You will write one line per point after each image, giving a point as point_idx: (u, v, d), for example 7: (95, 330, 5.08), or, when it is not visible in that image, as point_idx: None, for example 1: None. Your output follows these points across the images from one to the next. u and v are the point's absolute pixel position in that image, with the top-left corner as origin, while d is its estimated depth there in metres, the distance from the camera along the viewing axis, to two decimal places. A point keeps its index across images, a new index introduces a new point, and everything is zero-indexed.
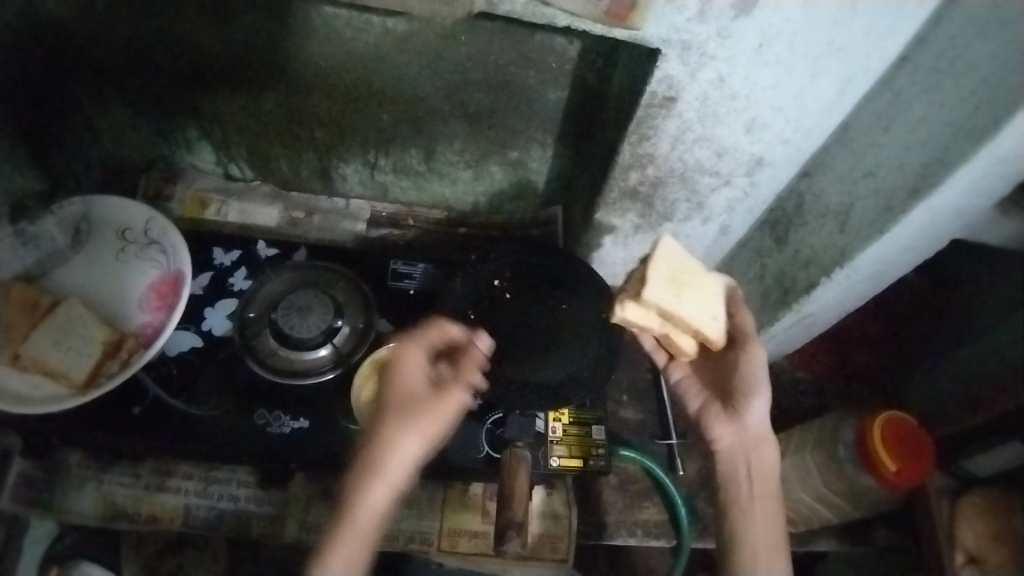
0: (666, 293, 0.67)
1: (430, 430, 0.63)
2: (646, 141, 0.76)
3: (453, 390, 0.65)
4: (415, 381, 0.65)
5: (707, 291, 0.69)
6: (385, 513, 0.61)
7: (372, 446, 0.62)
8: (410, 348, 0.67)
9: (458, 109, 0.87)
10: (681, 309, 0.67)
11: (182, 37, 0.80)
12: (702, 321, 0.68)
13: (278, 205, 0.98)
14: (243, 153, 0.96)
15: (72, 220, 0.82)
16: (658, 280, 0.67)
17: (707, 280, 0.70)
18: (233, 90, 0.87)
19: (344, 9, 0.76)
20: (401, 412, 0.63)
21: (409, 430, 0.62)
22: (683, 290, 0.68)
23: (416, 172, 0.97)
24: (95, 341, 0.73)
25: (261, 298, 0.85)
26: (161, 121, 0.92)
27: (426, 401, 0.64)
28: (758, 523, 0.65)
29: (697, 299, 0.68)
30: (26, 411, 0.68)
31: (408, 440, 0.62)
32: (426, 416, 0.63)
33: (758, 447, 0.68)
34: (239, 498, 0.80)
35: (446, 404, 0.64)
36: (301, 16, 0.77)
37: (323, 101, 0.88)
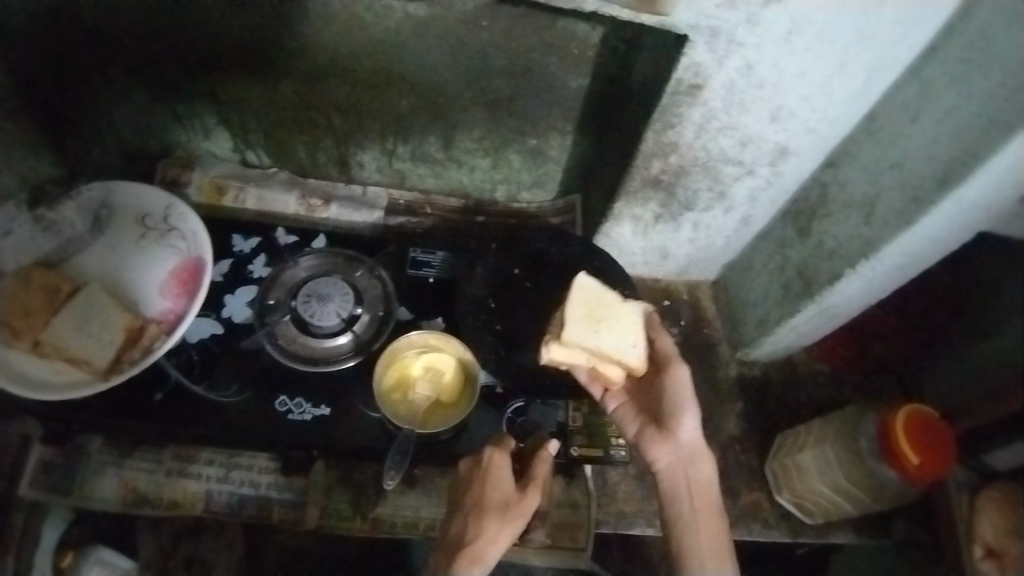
0: (583, 330, 0.69)
1: (517, 530, 0.68)
2: (670, 129, 0.75)
3: (531, 492, 0.70)
4: (505, 482, 0.70)
5: (624, 322, 0.70)
6: None
7: (470, 542, 0.66)
8: (496, 450, 0.72)
9: (477, 96, 0.87)
10: (600, 342, 0.68)
11: (201, 23, 0.80)
12: (621, 351, 0.69)
13: (296, 192, 0.97)
14: (261, 140, 0.96)
15: (90, 206, 0.81)
16: (574, 318, 0.69)
17: (626, 313, 0.71)
18: (251, 77, 0.87)
19: None
20: (493, 512, 0.68)
21: (502, 526, 0.67)
22: (601, 324, 0.70)
23: (434, 160, 0.96)
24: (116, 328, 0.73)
25: (281, 286, 0.84)
26: (179, 107, 0.92)
27: (515, 504, 0.69)
28: (703, 537, 0.66)
29: (614, 331, 0.70)
30: (49, 397, 0.68)
31: (501, 535, 0.66)
32: (516, 517, 0.68)
33: (693, 463, 0.68)
34: (260, 484, 0.80)
35: (533, 507, 0.69)
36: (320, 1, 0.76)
37: (341, 88, 0.87)
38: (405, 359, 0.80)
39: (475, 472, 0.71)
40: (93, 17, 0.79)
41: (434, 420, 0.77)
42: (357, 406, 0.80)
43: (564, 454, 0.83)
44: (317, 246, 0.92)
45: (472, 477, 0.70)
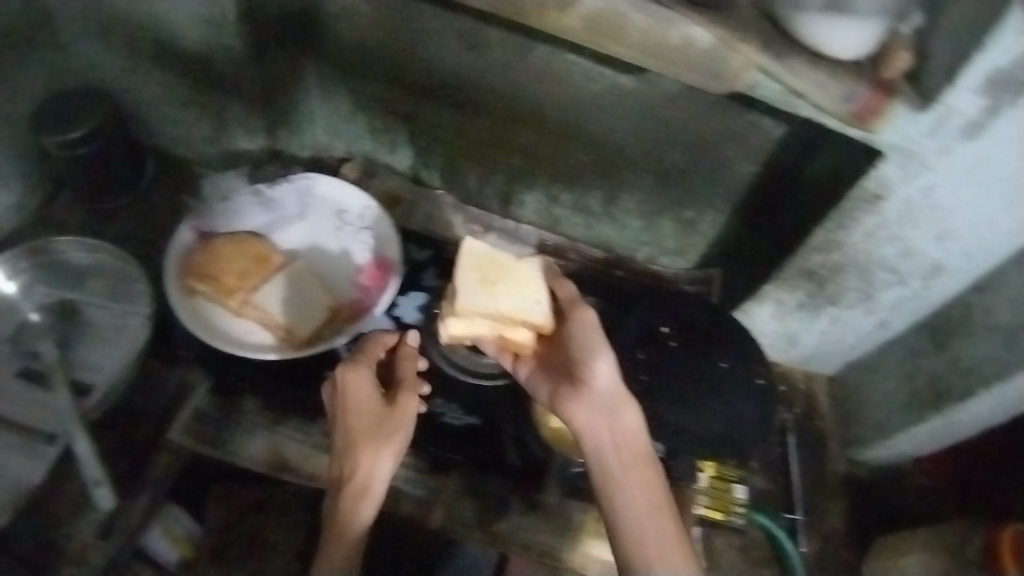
0: (477, 298, 0.77)
1: (401, 438, 0.72)
2: (842, 230, 0.83)
3: (405, 397, 0.74)
4: (370, 400, 0.73)
5: (519, 281, 0.79)
6: (360, 506, 0.69)
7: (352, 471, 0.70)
8: (351, 371, 0.74)
9: (652, 164, 0.94)
10: (498, 304, 0.77)
11: (432, 56, 0.90)
12: (524, 308, 0.77)
13: (460, 216, 1.04)
14: (438, 164, 1.04)
15: (300, 190, 0.87)
16: (467, 288, 0.78)
17: (518, 272, 0.80)
18: (454, 110, 0.96)
19: (589, 60, 0.84)
20: (367, 435, 0.71)
21: (372, 441, 0.71)
22: (496, 286, 0.78)
23: (593, 213, 1.02)
24: (318, 304, 0.81)
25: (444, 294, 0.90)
26: (377, 120, 1.01)
27: (388, 419, 0.72)
28: (633, 489, 0.67)
29: (510, 292, 0.78)
30: (253, 358, 0.77)
31: (373, 450, 0.71)
32: (393, 432, 0.72)
33: (618, 414, 0.70)
34: (397, 476, 0.86)
35: (404, 412, 0.73)
36: (545, 57, 0.85)
37: (532, 136, 0.95)
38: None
39: (335, 398, 0.74)
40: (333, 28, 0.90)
41: None
42: (505, 425, 0.83)
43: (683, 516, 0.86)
44: None
45: (335, 405, 0.73)
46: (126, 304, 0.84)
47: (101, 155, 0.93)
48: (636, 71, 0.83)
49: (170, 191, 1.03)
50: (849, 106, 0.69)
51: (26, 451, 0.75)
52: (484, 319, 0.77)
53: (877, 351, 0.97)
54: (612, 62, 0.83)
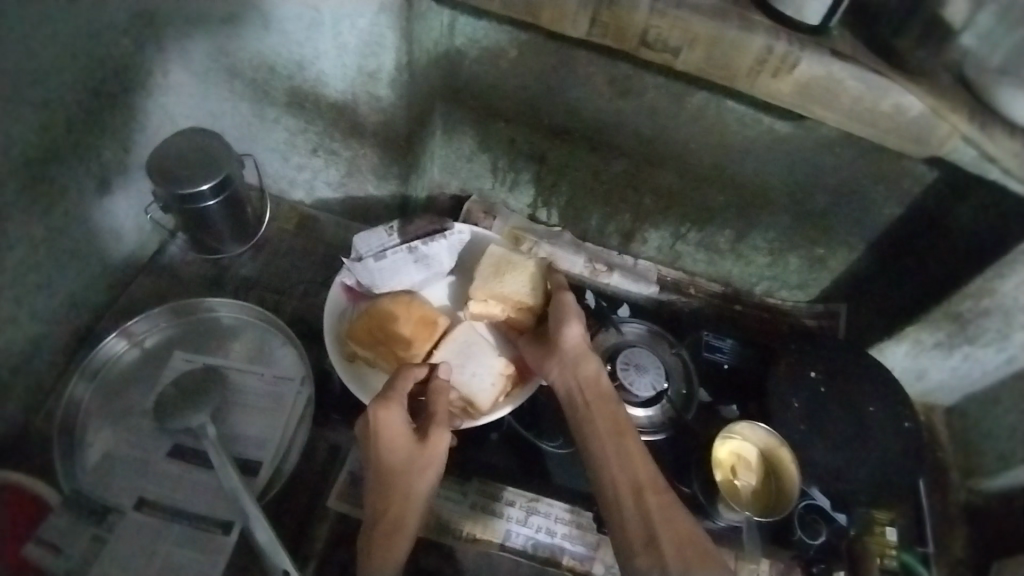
0: (488, 282, 0.80)
1: (434, 474, 0.67)
2: (999, 278, 0.80)
3: (437, 432, 0.69)
4: (402, 436, 0.68)
5: (528, 272, 0.81)
6: (394, 531, 0.64)
7: (386, 508, 0.65)
8: (382, 406, 0.68)
9: (791, 207, 0.93)
10: (502, 288, 0.80)
11: (570, 97, 0.86)
12: (521, 292, 0.79)
13: (582, 256, 1.04)
14: (559, 202, 1.02)
15: (457, 246, 0.85)
16: (480, 277, 0.81)
17: (529, 265, 0.82)
18: (591, 151, 0.93)
19: (746, 106, 0.81)
20: (399, 470, 0.66)
21: (405, 471, 0.66)
22: (505, 276, 0.81)
23: (718, 250, 1.02)
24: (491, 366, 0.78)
25: (598, 345, 0.90)
26: (501, 160, 0.99)
27: (420, 453, 0.67)
28: (597, 424, 0.70)
29: (517, 278, 0.80)
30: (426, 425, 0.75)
31: (403, 478, 0.66)
32: (425, 468, 0.67)
33: (579, 364, 0.74)
34: (556, 532, 0.84)
35: (436, 446, 0.68)
36: (700, 102, 0.82)
37: (670, 176, 0.93)
38: (781, 455, 0.82)
39: (367, 436, 0.68)
40: (471, 66, 0.86)
41: (767, 504, 0.81)
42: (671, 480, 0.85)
43: (839, 566, 0.84)
44: (624, 313, 1.00)
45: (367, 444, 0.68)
46: (276, 368, 0.82)
47: (223, 207, 0.89)
48: (797, 118, 0.80)
49: (286, 236, 0.99)
50: None
51: (197, 538, 0.70)
52: (492, 301, 0.80)
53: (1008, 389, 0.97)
54: (774, 110, 0.79)
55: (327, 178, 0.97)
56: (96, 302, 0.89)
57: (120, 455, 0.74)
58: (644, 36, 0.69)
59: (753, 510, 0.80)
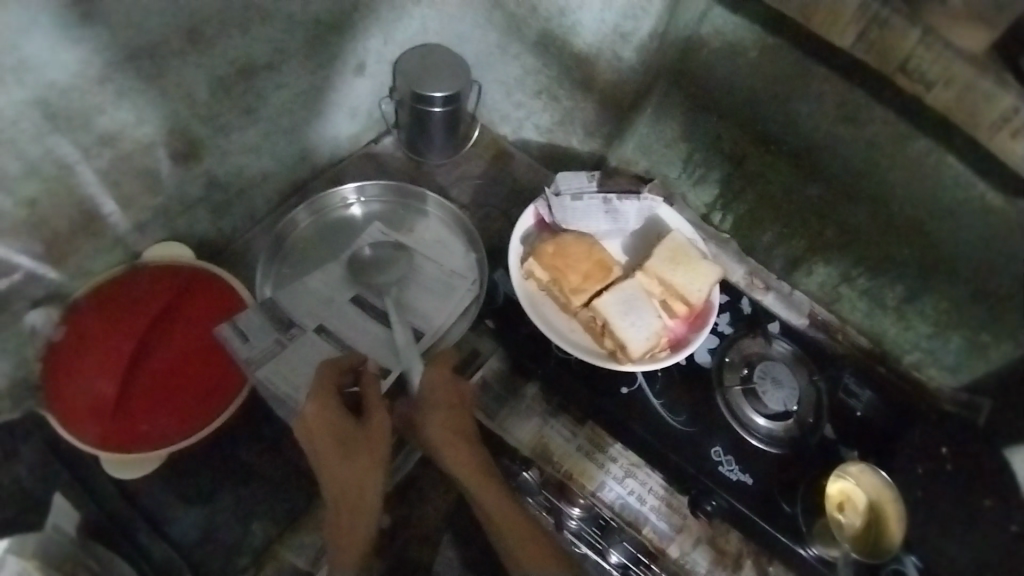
0: (663, 264, 0.85)
1: (374, 449, 0.72)
2: None
3: (372, 412, 0.74)
4: (340, 420, 0.73)
5: (699, 274, 0.85)
6: (351, 513, 0.69)
7: (336, 498, 0.70)
8: (314, 400, 0.74)
9: (967, 290, 0.85)
10: (672, 277, 0.85)
11: (789, 113, 0.91)
12: (687, 289, 0.84)
13: (742, 269, 1.09)
14: (737, 211, 1.07)
15: (646, 212, 0.92)
16: (658, 257, 0.86)
17: (704, 266, 0.86)
18: (789, 167, 0.96)
19: (960, 163, 0.77)
20: (333, 453, 0.71)
21: (343, 455, 0.71)
22: (679, 266, 0.85)
23: (881, 305, 1.00)
24: (653, 329, 0.81)
25: (738, 348, 0.92)
26: (697, 154, 1.04)
27: (358, 432, 0.73)
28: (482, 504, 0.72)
29: (689, 274, 0.85)
30: (573, 352, 0.82)
31: (346, 461, 0.71)
32: (362, 445, 0.72)
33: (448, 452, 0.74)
34: (646, 502, 0.87)
35: (374, 425, 0.73)
36: (917, 148, 0.82)
37: (860, 215, 0.93)
38: (888, 510, 0.78)
39: (306, 433, 0.73)
40: (705, 57, 0.92)
41: (867, 549, 0.77)
42: (777, 496, 0.85)
43: None
44: (772, 330, 0.95)
45: (306, 439, 0.73)
46: (452, 264, 0.92)
47: (445, 117, 0.97)
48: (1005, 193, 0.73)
49: (481, 160, 1.09)
50: None
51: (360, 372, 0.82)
52: (662, 286, 0.85)
53: None
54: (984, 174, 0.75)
55: (540, 120, 1.09)
56: (320, 162, 1.01)
57: (310, 290, 0.88)
58: (904, 62, 0.75)
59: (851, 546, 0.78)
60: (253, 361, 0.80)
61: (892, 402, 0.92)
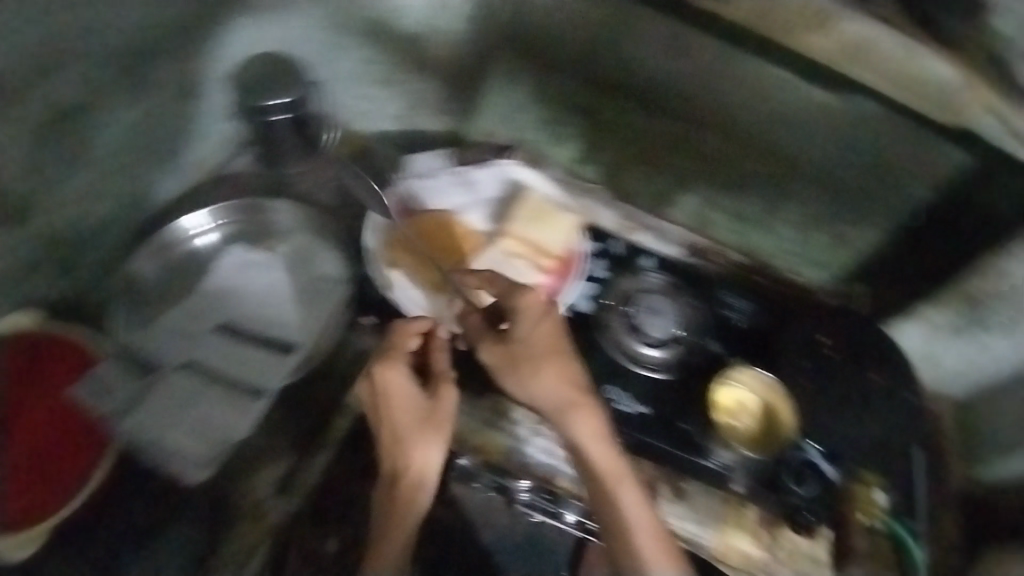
0: (523, 226, 0.99)
1: (445, 428, 0.82)
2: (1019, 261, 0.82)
3: (443, 389, 0.84)
4: (412, 397, 0.83)
5: (557, 226, 0.99)
6: (421, 482, 0.80)
7: (405, 472, 0.80)
8: (384, 367, 0.84)
9: (824, 184, 0.97)
10: (532, 233, 0.98)
11: (621, 56, 0.92)
12: (547, 242, 0.98)
13: (614, 212, 1.02)
14: (601, 159, 1.08)
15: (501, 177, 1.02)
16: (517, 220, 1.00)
17: (560, 219, 1.00)
18: (635, 108, 0.98)
19: (787, 73, 0.83)
20: (411, 429, 0.81)
21: (428, 438, 0.81)
22: (536, 222, 0.98)
23: (747, 220, 1.06)
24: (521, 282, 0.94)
25: (616, 289, 0.95)
26: (551, 113, 1.05)
27: (429, 412, 0.82)
28: (591, 447, 0.78)
29: (547, 229, 0.98)
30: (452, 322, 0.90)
31: (428, 445, 0.81)
32: (434, 424, 0.82)
33: (574, 416, 0.79)
34: (556, 454, 0.89)
35: (443, 403, 0.83)
36: (745, 68, 0.86)
37: (710, 141, 0.97)
38: (780, 410, 0.88)
39: (376, 406, 0.84)
40: (534, 17, 0.93)
41: (756, 444, 0.88)
42: (675, 419, 0.89)
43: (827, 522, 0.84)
44: (646, 264, 0.98)
45: (376, 408, 0.84)
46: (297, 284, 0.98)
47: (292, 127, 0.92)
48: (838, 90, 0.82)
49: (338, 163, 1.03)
50: None
51: (235, 401, 0.91)
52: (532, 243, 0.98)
53: None
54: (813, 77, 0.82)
55: (389, 109, 1.05)
56: (163, 197, 0.96)
57: (170, 325, 0.93)
58: None
59: (745, 447, 0.88)
60: (119, 411, 0.85)
61: (769, 305, 0.96)
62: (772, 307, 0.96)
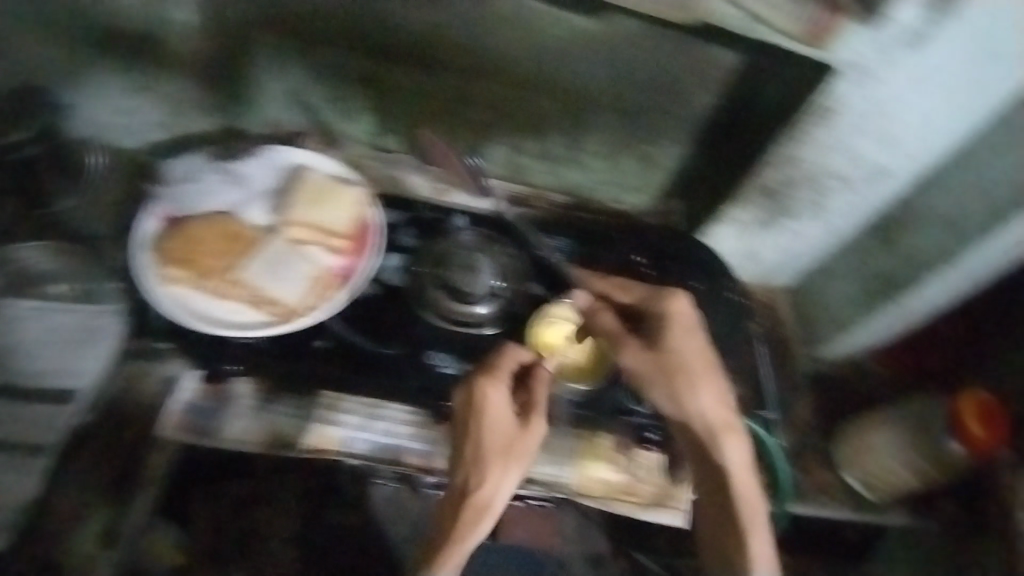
0: (302, 209, 0.83)
1: (524, 458, 0.78)
2: (797, 142, 0.89)
3: (535, 422, 0.80)
4: (506, 420, 0.79)
5: (341, 201, 0.84)
6: (488, 511, 0.77)
7: (461, 512, 0.77)
8: (490, 386, 0.79)
9: (616, 107, 0.95)
10: (313, 216, 0.83)
11: (378, 17, 0.86)
12: (333, 223, 0.83)
13: (423, 174, 1.04)
14: (396, 126, 1.02)
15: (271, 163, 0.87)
16: (296, 203, 0.84)
17: (344, 192, 0.85)
18: (411, 69, 0.93)
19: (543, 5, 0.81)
20: (496, 453, 0.78)
21: (507, 467, 0.77)
22: (318, 204, 0.83)
23: (555, 158, 1.04)
24: (307, 275, 0.81)
25: (428, 254, 0.90)
26: (330, 89, 0.98)
27: (516, 440, 0.79)
28: (731, 453, 0.75)
29: (331, 207, 0.83)
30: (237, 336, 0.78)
31: (492, 473, 0.77)
32: (521, 447, 0.79)
33: (718, 435, 0.75)
34: (399, 433, 0.89)
35: (535, 434, 0.79)
36: (504, 8, 0.82)
37: (494, 87, 0.94)
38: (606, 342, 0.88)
39: (468, 413, 0.79)
40: None
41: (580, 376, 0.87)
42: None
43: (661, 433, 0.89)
44: (460, 224, 0.93)
45: (467, 416, 0.78)
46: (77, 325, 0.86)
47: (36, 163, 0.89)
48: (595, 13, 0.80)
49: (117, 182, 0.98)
50: (803, 24, 0.71)
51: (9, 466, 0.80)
52: (306, 227, 0.82)
53: (831, 256, 1.07)
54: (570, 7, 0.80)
55: (153, 117, 1.01)
56: None
57: None
58: None
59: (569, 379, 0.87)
60: None
61: (582, 238, 0.98)
62: (588, 239, 0.98)
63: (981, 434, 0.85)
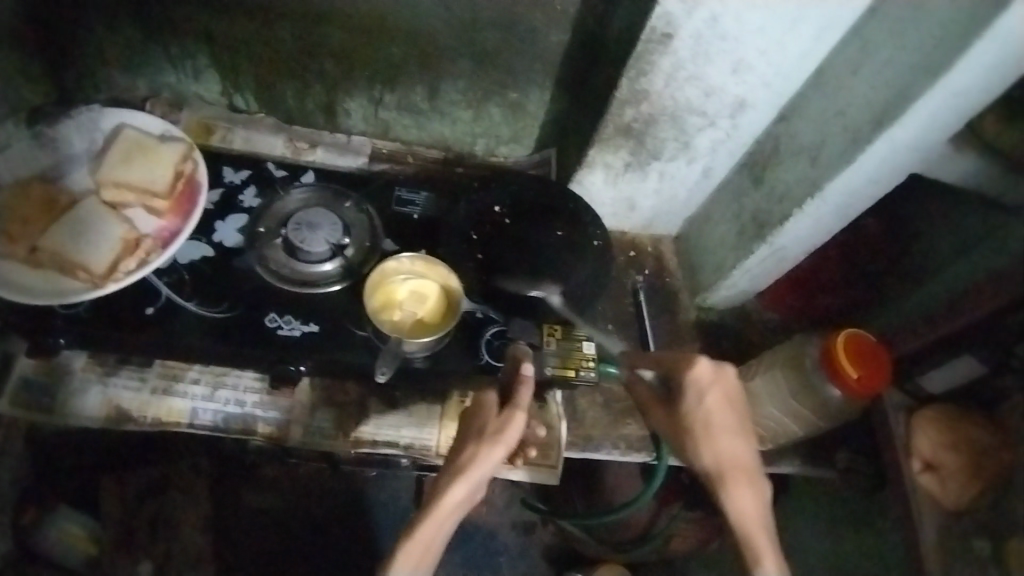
0: (115, 169, 0.80)
1: (509, 441, 0.65)
2: (643, 76, 0.82)
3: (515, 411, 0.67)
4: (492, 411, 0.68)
5: (156, 158, 0.80)
6: (459, 491, 0.63)
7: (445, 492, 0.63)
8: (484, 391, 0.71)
9: (467, 49, 0.91)
10: (125, 174, 0.79)
11: None
12: (145, 180, 0.79)
13: (282, 136, 0.99)
14: (248, 84, 0.98)
15: (89, 126, 0.84)
16: (108, 163, 0.80)
17: (162, 150, 0.82)
18: (246, 19, 0.88)
19: None
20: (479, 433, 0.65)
21: (485, 444, 0.64)
22: (131, 162, 0.80)
23: (419, 110, 1.00)
24: (115, 236, 0.76)
25: (271, 213, 0.87)
26: (172, 48, 0.94)
27: (500, 422, 0.66)
28: (737, 493, 0.68)
29: (145, 165, 0.80)
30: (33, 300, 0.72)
31: (481, 451, 0.64)
32: (506, 428, 0.66)
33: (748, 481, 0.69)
34: (246, 403, 0.86)
35: (516, 422, 0.66)
36: None
37: (337, 34, 0.89)
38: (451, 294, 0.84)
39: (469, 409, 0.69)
40: None
41: (420, 329, 0.82)
42: (346, 325, 0.83)
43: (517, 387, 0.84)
44: (307, 181, 0.92)
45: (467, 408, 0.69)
46: None
47: None
48: None
49: None
50: None
51: None
52: (121, 188, 0.79)
53: (711, 199, 1.04)
54: None
55: None
56: None
57: None
58: None
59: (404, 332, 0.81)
60: None
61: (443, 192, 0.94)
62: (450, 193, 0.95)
63: (855, 377, 0.81)
